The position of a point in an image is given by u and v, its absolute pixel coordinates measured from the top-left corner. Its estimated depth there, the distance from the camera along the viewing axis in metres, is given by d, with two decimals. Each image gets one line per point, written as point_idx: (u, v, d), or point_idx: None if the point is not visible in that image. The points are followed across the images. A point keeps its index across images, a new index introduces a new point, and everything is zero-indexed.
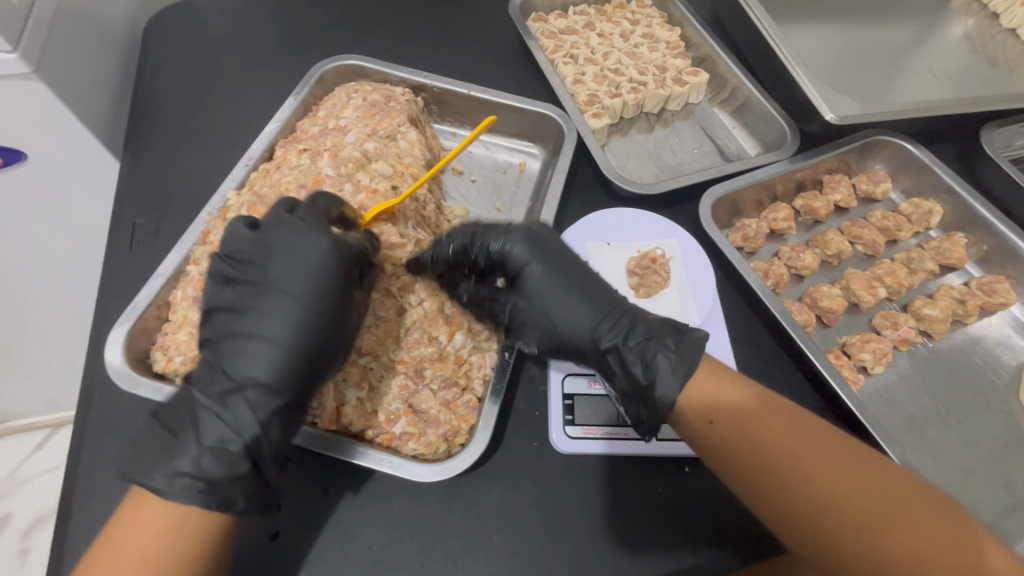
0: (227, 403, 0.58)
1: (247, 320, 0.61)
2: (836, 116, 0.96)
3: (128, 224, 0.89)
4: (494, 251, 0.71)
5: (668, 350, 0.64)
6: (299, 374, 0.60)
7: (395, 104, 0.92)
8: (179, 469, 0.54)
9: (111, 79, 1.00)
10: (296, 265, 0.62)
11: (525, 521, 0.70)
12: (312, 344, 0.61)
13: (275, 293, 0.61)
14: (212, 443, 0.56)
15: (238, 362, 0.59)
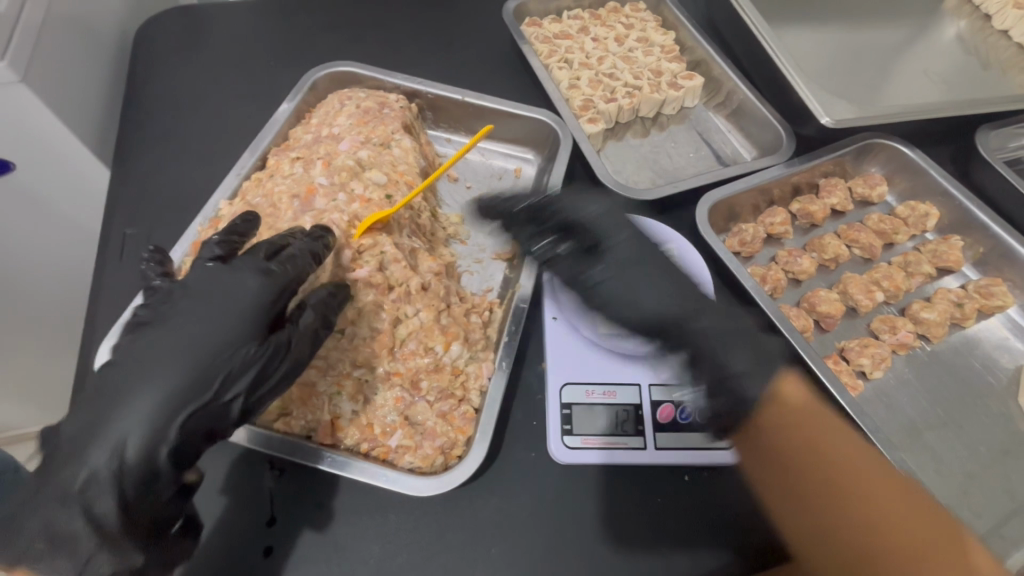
0: (78, 445, 0.56)
1: (119, 360, 0.59)
2: (832, 120, 0.95)
3: (118, 234, 0.88)
4: (603, 241, 0.82)
5: (744, 347, 0.73)
6: (177, 416, 0.57)
7: (389, 111, 0.92)
8: (22, 530, 0.54)
9: (100, 87, 0.99)
10: (206, 306, 0.62)
11: (523, 533, 0.69)
12: (174, 381, 0.57)
13: (151, 333, 0.60)
14: (68, 484, 0.55)
15: (103, 396, 0.57)
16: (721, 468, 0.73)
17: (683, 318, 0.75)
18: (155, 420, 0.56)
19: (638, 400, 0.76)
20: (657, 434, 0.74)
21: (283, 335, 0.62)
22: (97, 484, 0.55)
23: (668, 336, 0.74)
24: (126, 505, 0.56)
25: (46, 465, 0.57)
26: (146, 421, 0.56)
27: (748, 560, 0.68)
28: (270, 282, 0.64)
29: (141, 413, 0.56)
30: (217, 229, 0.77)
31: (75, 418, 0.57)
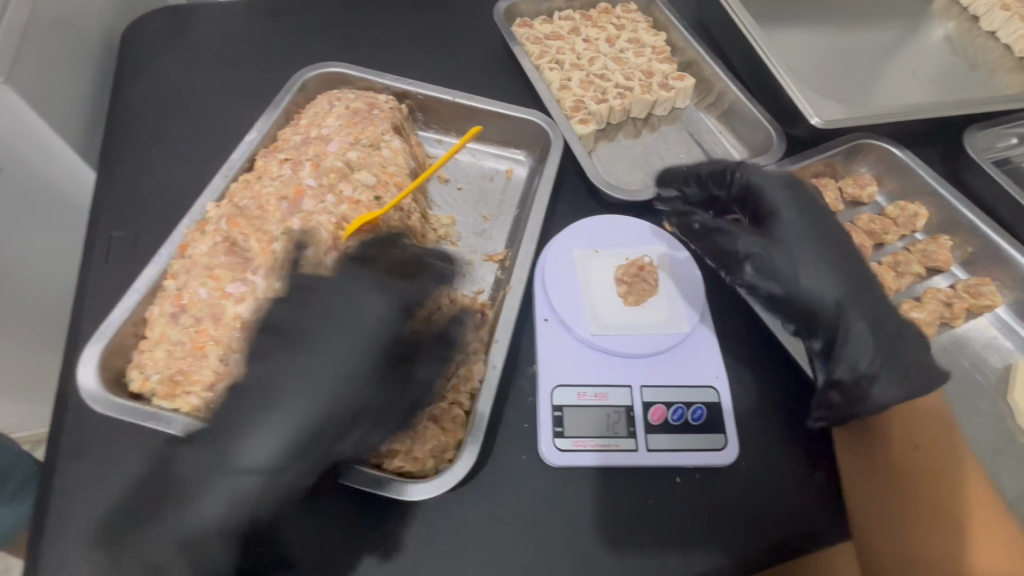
0: (207, 481, 0.60)
1: (246, 400, 0.63)
2: (822, 120, 0.96)
3: (104, 236, 0.87)
4: (767, 205, 0.78)
5: (907, 363, 0.68)
6: (301, 451, 0.61)
7: (379, 112, 0.91)
8: (146, 551, 0.59)
9: (86, 88, 0.98)
10: (334, 336, 0.66)
11: (515, 537, 0.68)
12: (302, 429, 0.61)
13: (305, 370, 0.64)
14: (193, 519, 0.59)
15: (233, 432, 0.62)
16: (712, 469, 0.73)
17: (842, 299, 0.70)
18: (274, 469, 0.60)
19: (629, 402, 0.76)
20: (648, 436, 0.73)
21: (426, 368, 0.70)
22: (218, 531, 0.58)
23: (819, 316, 0.71)
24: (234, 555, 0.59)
25: (171, 493, 0.61)
26: (271, 470, 0.60)
27: (742, 561, 0.68)
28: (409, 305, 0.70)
29: (263, 463, 0.59)
30: (204, 231, 0.76)
31: (203, 451, 0.62)
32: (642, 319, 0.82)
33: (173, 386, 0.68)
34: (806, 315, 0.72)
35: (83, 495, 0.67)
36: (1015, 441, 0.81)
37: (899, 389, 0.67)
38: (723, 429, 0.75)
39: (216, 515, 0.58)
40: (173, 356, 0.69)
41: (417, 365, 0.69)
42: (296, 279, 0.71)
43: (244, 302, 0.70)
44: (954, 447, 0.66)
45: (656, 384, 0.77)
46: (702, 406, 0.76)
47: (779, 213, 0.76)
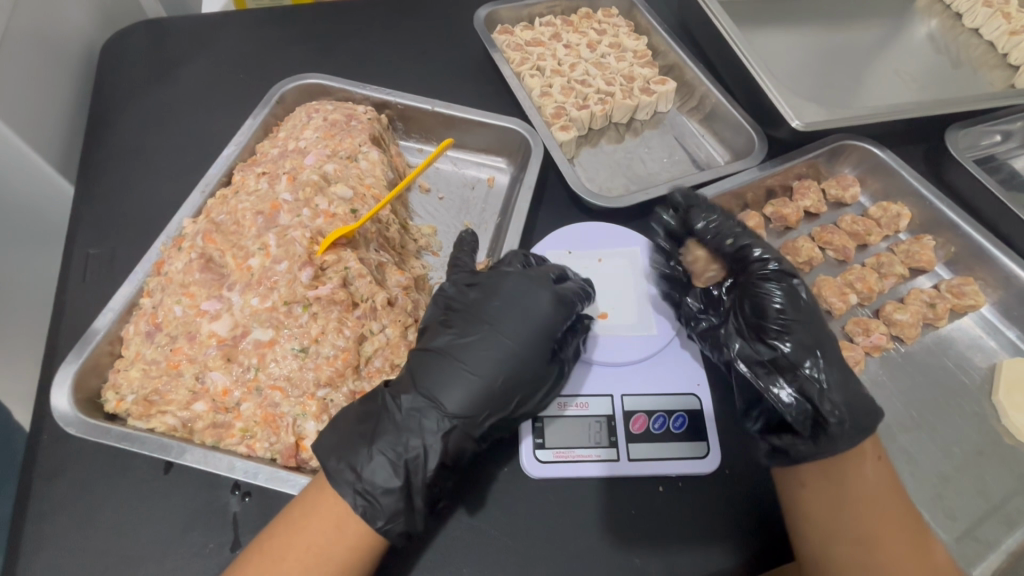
0: (412, 417, 0.64)
1: (496, 350, 0.68)
2: (802, 123, 0.95)
3: (81, 254, 0.86)
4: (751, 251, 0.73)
5: (847, 407, 0.66)
6: (488, 400, 0.66)
7: (357, 123, 0.91)
8: (364, 467, 0.61)
9: (63, 106, 0.98)
10: (538, 292, 0.72)
11: (494, 551, 0.67)
12: (501, 385, 0.66)
13: (496, 337, 0.69)
14: (383, 452, 0.61)
15: (437, 383, 0.65)
16: (695, 476, 0.72)
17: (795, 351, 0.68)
18: (467, 419, 0.64)
19: (610, 412, 0.76)
20: (630, 446, 0.73)
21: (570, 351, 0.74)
22: (407, 460, 0.62)
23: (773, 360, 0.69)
24: (419, 486, 0.62)
25: (348, 435, 0.63)
26: (468, 419, 0.64)
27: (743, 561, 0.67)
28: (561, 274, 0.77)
29: (457, 412, 0.64)
30: (181, 248, 0.75)
31: (388, 401, 0.65)
32: (612, 322, 0.83)
33: (147, 406, 0.67)
34: (762, 339, 0.70)
35: (58, 518, 0.66)
36: (999, 442, 0.81)
37: (838, 403, 0.66)
38: (705, 437, 0.74)
39: (395, 452, 0.62)
40: (148, 375, 0.69)
41: (568, 346, 0.74)
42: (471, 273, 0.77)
43: (219, 319, 0.69)
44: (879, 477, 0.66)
45: (638, 393, 0.77)
46: (683, 413, 0.76)
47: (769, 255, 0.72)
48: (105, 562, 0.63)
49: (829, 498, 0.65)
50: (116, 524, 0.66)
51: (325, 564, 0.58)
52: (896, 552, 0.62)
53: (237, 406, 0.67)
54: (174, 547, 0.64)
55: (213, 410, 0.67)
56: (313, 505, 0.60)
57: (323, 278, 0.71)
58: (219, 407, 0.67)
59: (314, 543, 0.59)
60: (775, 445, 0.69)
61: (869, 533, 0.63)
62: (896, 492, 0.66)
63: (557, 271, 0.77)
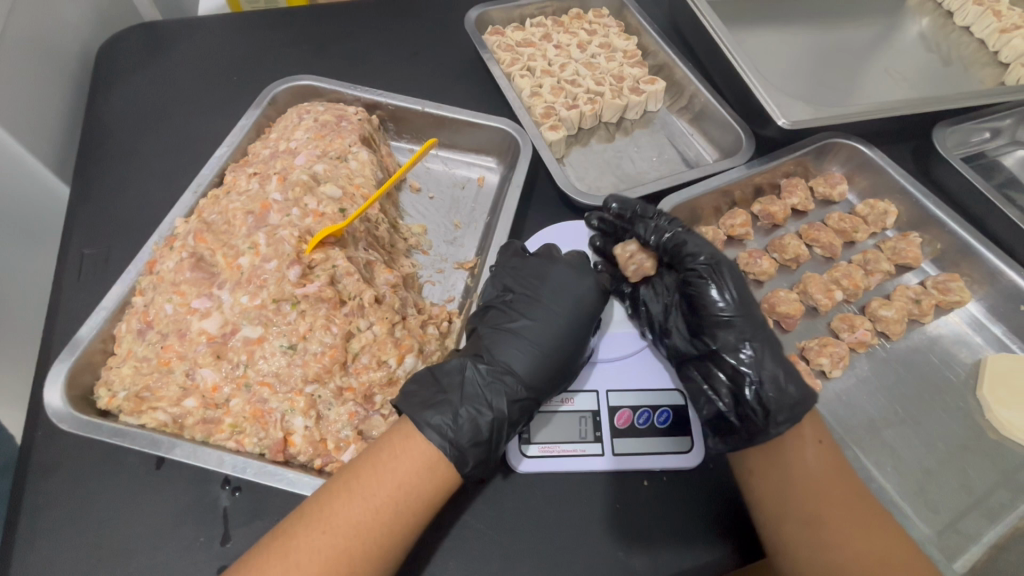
0: (494, 381, 0.69)
1: (562, 326, 0.74)
2: (789, 121, 0.95)
3: (76, 254, 0.88)
4: (684, 247, 0.77)
5: (781, 388, 0.69)
6: (557, 370, 0.72)
7: (347, 124, 0.92)
8: (458, 416, 0.65)
9: (58, 109, 1.00)
10: (585, 275, 0.78)
11: (481, 544, 0.68)
12: (568, 357, 0.72)
13: (561, 317, 0.75)
14: (473, 407, 0.66)
15: (512, 356, 0.72)
16: (680, 471, 0.73)
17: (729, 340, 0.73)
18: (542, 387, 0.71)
19: (595, 407, 0.77)
20: (614, 441, 0.74)
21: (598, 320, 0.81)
22: (494, 417, 0.66)
23: (710, 351, 0.74)
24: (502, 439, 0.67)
25: (433, 395, 0.67)
26: (539, 389, 0.71)
27: (721, 558, 0.68)
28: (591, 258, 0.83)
29: (530, 378, 0.70)
30: (172, 247, 0.77)
31: (468, 371, 0.70)
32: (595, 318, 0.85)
33: (139, 403, 0.69)
34: (701, 333, 0.76)
35: (51, 512, 0.67)
36: (983, 436, 0.82)
37: (773, 387, 0.69)
38: (689, 431, 0.75)
39: (486, 410, 0.67)
40: (139, 372, 0.70)
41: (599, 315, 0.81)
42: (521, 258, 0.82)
43: (209, 317, 0.71)
44: (828, 463, 0.67)
45: (623, 389, 0.78)
46: (668, 408, 0.76)
47: (699, 251, 0.77)
48: (97, 555, 0.65)
49: (785, 486, 0.65)
50: (109, 517, 0.67)
51: (411, 499, 0.60)
52: (845, 533, 0.62)
53: (227, 402, 0.68)
54: (166, 541, 0.66)
55: (203, 406, 0.68)
56: (399, 443, 0.63)
57: (312, 275, 0.73)
58: (209, 403, 0.68)
59: (396, 478, 0.60)
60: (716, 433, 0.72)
61: (819, 513, 0.63)
62: (842, 472, 0.67)
63: (578, 255, 0.82)
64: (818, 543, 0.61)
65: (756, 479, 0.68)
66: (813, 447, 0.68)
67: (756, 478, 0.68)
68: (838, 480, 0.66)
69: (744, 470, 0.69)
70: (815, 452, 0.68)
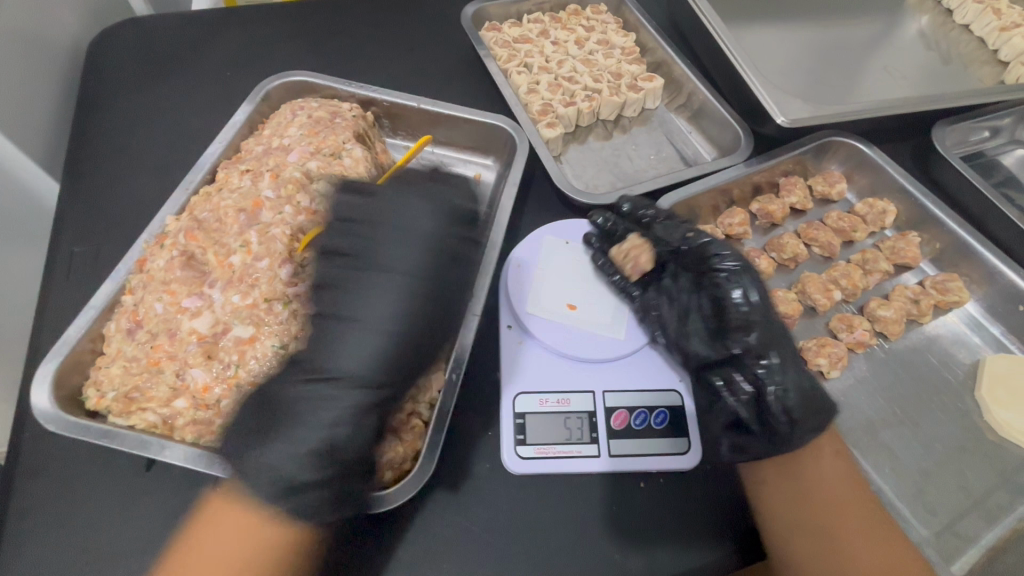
0: (326, 394, 0.60)
1: (375, 304, 0.62)
2: (787, 119, 0.94)
3: (66, 252, 0.86)
4: (714, 257, 0.84)
5: (801, 394, 0.75)
6: (393, 360, 0.61)
7: (341, 120, 0.91)
8: (275, 459, 0.59)
9: (48, 103, 0.98)
10: (409, 247, 0.65)
11: (475, 547, 0.67)
12: (409, 345, 0.62)
13: (395, 294, 0.63)
14: (292, 446, 0.59)
15: (338, 352, 0.61)
16: (678, 473, 0.72)
17: (755, 347, 0.77)
18: (376, 381, 0.61)
19: (591, 408, 0.76)
20: (611, 442, 0.73)
21: (462, 267, 0.68)
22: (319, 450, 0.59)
23: (737, 357, 0.78)
24: (348, 454, 0.60)
25: (258, 423, 0.61)
26: (381, 382, 0.61)
27: (720, 560, 0.67)
28: (438, 207, 0.68)
29: (367, 375, 0.61)
30: (162, 246, 0.75)
31: (291, 385, 0.62)
32: (581, 316, 0.83)
33: (128, 403, 0.67)
34: (727, 340, 0.79)
35: (39, 515, 0.66)
36: (981, 437, 0.81)
37: (798, 393, 0.75)
38: (686, 432, 0.74)
39: (314, 437, 0.59)
40: (128, 372, 0.69)
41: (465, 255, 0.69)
42: (348, 206, 0.68)
43: (200, 316, 0.70)
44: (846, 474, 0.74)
45: (620, 390, 0.77)
46: (665, 409, 0.76)
47: (729, 258, 0.83)
48: (86, 558, 0.64)
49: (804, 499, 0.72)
50: (100, 519, 0.66)
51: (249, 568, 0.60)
52: (853, 540, 0.69)
53: (218, 403, 0.67)
54: (156, 544, 0.65)
55: (193, 407, 0.67)
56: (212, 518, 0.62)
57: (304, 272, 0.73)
58: (199, 404, 0.67)
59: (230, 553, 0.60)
60: (736, 442, 0.72)
61: (831, 522, 0.70)
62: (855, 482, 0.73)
63: (420, 199, 0.68)
64: (826, 549, 0.68)
65: (775, 490, 0.72)
66: (831, 456, 0.75)
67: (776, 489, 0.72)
68: (851, 490, 0.73)
69: (760, 478, 0.73)
70: (835, 465, 0.74)
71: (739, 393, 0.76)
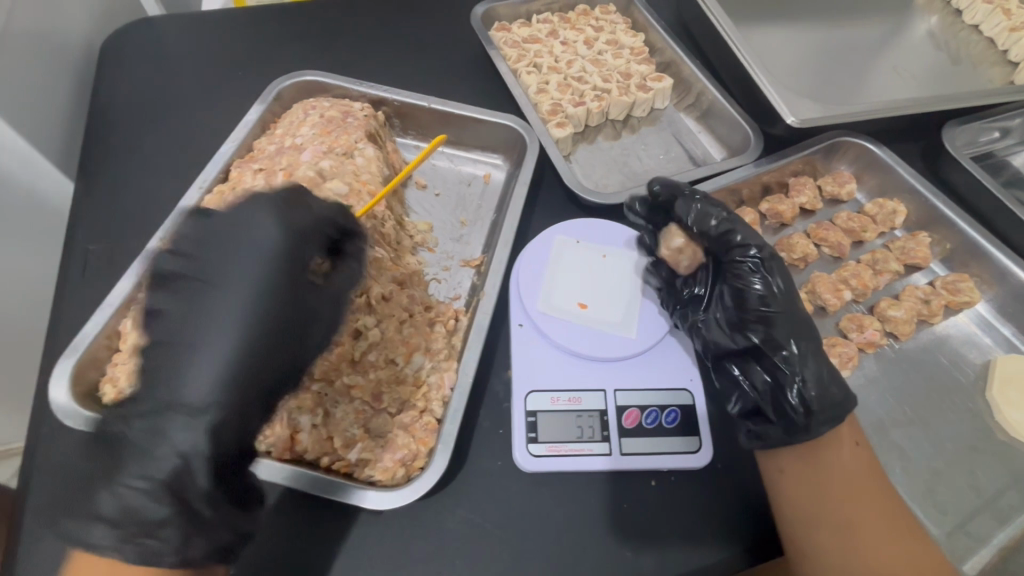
0: (139, 425, 0.59)
1: (220, 325, 0.62)
2: (797, 119, 0.94)
3: (80, 250, 0.87)
4: (738, 242, 0.77)
5: (825, 384, 0.71)
6: (236, 384, 0.62)
7: (353, 120, 0.91)
8: (124, 496, 0.57)
9: (62, 103, 0.99)
10: (236, 262, 0.65)
11: (488, 544, 0.68)
12: (235, 371, 0.62)
13: (193, 319, 0.63)
14: (128, 484, 0.57)
15: (156, 373, 0.61)
16: (690, 471, 0.73)
17: (775, 336, 0.73)
18: (206, 408, 0.60)
19: (603, 406, 0.76)
20: (622, 440, 0.74)
21: (329, 285, 0.70)
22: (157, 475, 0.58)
23: (755, 348, 0.74)
24: (194, 485, 0.59)
25: (98, 461, 0.59)
26: (208, 409, 0.60)
27: (732, 559, 0.68)
28: (297, 230, 0.68)
29: (198, 402, 0.60)
30: None
31: (121, 424, 0.60)
32: (592, 314, 0.83)
33: None
34: (744, 329, 0.75)
35: (57, 509, 0.67)
36: (992, 438, 0.81)
37: (818, 384, 0.70)
38: (698, 431, 0.75)
39: (138, 468, 0.58)
40: None
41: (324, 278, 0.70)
42: (197, 228, 0.68)
43: None
44: (863, 464, 0.69)
45: (631, 388, 0.77)
46: (676, 408, 0.76)
47: (751, 244, 0.77)
48: None
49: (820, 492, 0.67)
50: None
51: None
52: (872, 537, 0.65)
53: None
54: None
55: None
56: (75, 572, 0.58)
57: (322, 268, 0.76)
58: None
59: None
60: (752, 430, 0.72)
61: (850, 518, 0.65)
62: (872, 473, 0.69)
63: (267, 217, 0.68)
64: (845, 545, 0.64)
65: (785, 484, 0.68)
66: (848, 446, 0.70)
67: (786, 482, 0.68)
68: (868, 483, 0.68)
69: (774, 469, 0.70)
70: (851, 455, 0.69)
71: (757, 385, 0.74)
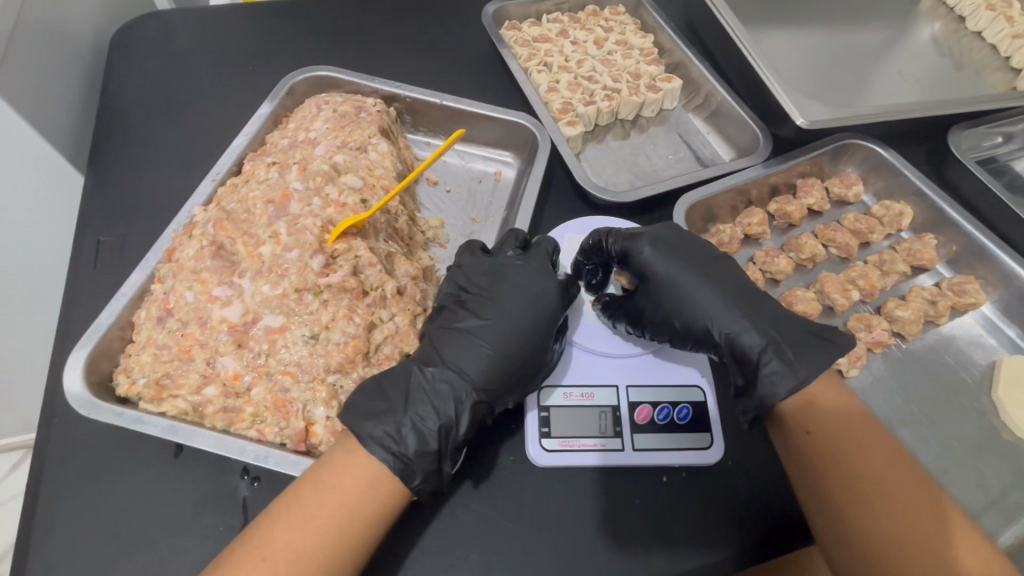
0: (438, 379, 0.66)
1: (520, 326, 0.71)
2: (807, 120, 0.95)
3: (92, 241, 0.87)
4: (642, 262, 0.79)
5: (794, 355, 0.70)
6: (512, 379, 0.69)
7: (366, 115, 0.91)
8: (400, 429, 0.62)
9: (72, 95, 0.99)
10: (543, 278, 0.74)
11: (501, 538, 0.68)
12: (509, 370, 0.69)
13: (513, 317, 0.71)
14: (413, 420, 0.63)
15: (461, 355, 0.68)
16: (701, 467, 0.73)
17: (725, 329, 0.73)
18: (489, 391, 0.68)
19: (615, 402, 0.76)
20: (635, 436, 0.74)
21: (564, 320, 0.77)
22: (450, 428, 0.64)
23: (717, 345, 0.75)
24: (451, 438, 0.64)
25: (380, 404, 0.63)
26: (493, 392, 0.68)
27: (743, 554, 0.68)
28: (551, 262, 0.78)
29: (485, 384, 0.67)
30: (192, 235, 0.76)
31: (413, 374, 0.66)
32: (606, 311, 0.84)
33: (159, 390, 0.68)
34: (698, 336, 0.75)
35: (70, 499, 0.67)
36: (997, 437, 0.82)
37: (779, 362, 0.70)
38: (709, 429, 0.75)
39: (430, 417, 0.63)
40: (159, 359, 0.70)
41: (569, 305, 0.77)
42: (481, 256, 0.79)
43: (231, 305, 0.70)
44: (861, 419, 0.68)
45: (642, 384, 0.78)
46: (687, 405, 0.76)
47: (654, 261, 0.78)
48: (116, 542, 0.64)
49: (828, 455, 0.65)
50: (130, 504, 0.66)
51: (354, 518, 0.58)
52: (896, 496, 0.62)
53: (248, 391, 0.68)
54: (185, 530, 0.65)
55: (224, 394, 0.68)
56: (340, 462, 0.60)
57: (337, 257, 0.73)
58: (229, 391, 0.68)
59: (337, 491, 0.58)
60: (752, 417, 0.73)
61: (867, 479, 0.63)
62: (872, 425, 0.68)
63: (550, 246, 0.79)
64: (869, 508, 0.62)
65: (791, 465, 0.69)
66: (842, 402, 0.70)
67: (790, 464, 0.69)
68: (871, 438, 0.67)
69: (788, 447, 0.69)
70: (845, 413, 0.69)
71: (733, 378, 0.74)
